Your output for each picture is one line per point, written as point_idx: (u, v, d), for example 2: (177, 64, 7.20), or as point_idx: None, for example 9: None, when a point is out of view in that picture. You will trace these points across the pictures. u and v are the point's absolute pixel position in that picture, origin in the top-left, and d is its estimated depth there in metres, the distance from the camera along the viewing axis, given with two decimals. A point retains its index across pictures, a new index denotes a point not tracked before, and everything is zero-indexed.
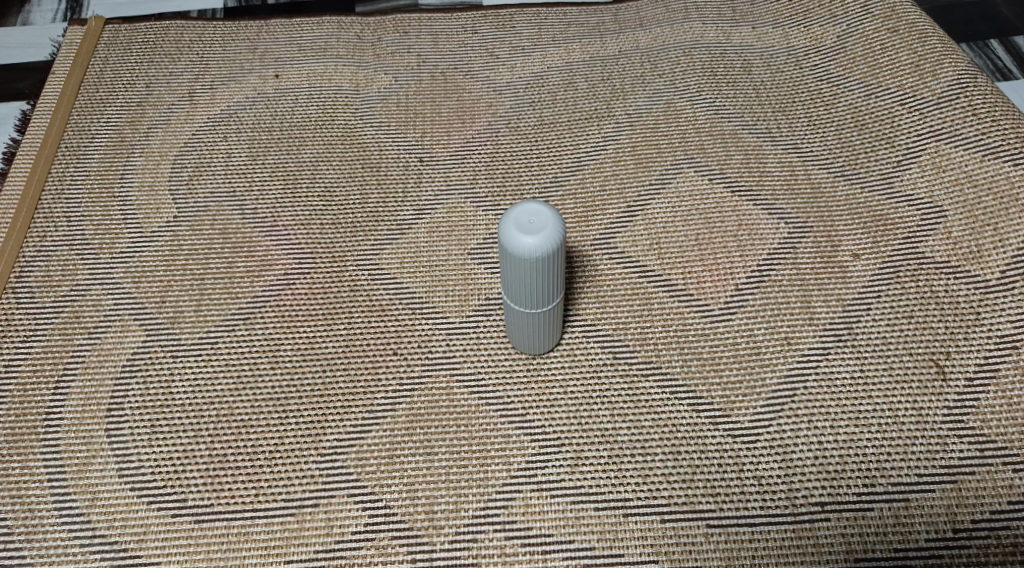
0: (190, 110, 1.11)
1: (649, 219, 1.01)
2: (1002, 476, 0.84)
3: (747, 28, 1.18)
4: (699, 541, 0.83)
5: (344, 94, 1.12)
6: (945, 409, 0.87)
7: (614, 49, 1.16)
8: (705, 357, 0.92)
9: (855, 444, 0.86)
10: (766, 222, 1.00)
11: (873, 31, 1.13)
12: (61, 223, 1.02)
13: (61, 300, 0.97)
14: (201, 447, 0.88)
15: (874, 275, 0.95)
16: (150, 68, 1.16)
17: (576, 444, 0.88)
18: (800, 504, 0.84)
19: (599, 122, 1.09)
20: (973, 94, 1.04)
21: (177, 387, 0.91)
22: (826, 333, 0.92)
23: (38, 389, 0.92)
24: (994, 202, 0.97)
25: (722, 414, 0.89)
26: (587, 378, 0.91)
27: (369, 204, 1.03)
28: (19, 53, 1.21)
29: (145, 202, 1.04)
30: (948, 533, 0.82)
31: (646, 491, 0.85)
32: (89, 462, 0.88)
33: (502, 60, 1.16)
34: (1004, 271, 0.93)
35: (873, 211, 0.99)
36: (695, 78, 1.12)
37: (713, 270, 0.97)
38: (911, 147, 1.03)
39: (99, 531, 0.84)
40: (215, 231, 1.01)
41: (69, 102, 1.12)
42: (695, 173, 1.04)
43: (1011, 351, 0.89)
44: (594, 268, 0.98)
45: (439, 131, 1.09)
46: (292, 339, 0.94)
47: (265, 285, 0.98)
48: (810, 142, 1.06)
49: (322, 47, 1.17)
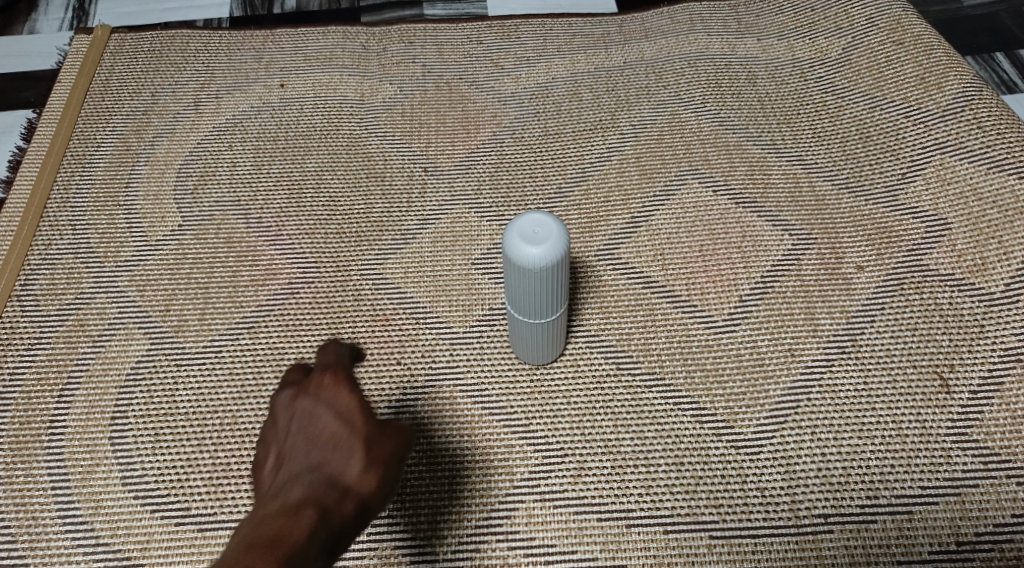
0: (196, 119, 1.11)
1: (653, 230, 1.01)
2: (1005, 489, 0.84)
3: (751, 39, 1.18)
4: (702, 552, 0.83)
5: (349, 104, 1.13)
6: (948, 421, 0.87)
7: (619, 59, 1.16)
8: (709, 368, 0.92)
9: (857, 457, 0.86)
10: (769, 234, 1.00)
11: (878, 43, 1.13)
12: (66, 232, 1.03)
13: (66, 308, 0.97)
14: (204, 456, 0.89)
15: (877, 287, 0.95)
16: (155, 78, 1.16)
17: (579, 455, 0.88)
18: (803, 516, 0.84)
19: (603, 133, 1.09)
20: (978, 107, 1.04)
21: (181, 395, 0.92)
22: (829, 344, 0.92)
23: (42, 396, 0.92)
24: (999, 214, 0.97)
25: (726, 425, 0.89)
26: (589, 389, 0.91)
27: (373, 214, 1.03)
28: (26, 61, 1.22)
29: (150, 211, 1.04)
30: (953, 546, 0.82)
31: (649, 502, 0.86)
32: (93, 470, 0.88)
33: (507, 70, 1.16)
34: (1008, 284, 0.93)
35: (876, 222, 0.99)
36: (700, 89, 1.12)
37: (717, 281, 0.97)
38: (916, 158, 1.03)
39: (102, 539, 0.85)
40: (219, 240, 1.02)
41: (76, 111, 1.12)
42: (699, 184, 1.04)
43: (1015, 364, 0.89)
44: (597, 278, 0.98)
45: (443, 141, 1.09)
46: (296, 348, 0.94)
47: (269, 293, 0.98)
48: (815, 153, 1.06)
49: (327, 57, 1.17)
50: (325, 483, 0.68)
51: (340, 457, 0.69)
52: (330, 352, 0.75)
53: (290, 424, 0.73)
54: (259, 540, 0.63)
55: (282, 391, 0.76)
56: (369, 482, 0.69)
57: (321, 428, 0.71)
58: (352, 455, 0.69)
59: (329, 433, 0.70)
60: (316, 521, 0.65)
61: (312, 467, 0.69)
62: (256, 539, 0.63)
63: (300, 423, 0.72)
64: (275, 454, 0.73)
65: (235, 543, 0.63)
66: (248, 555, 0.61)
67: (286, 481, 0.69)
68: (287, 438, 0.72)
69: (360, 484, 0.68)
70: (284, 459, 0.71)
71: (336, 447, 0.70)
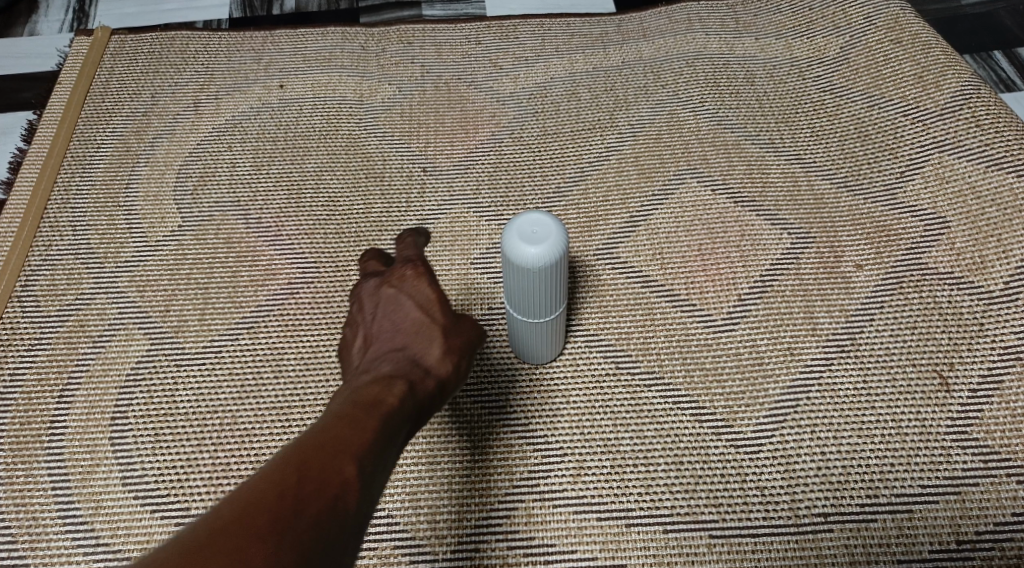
0: (195, 119, 1.12)
1: (652, 229, 1.01)
2: (1005, 487, 0.84)
3: (750, 38, 1.18)
4: (701, 551, 0.83)
5: (348, 105, 1.13)
6: (948, 419, 0.87)
7: (617, 59, 1.16)
8: (708, 367, 0.92)
9: (856, 455, 0.87)
10: (768, 233, 1.00)
11: (876, 42, 1.13)
12: (66, 234, 1.03)
13: (66, 309, 0.97)
14: (204, 456, 0.89)
15: (876, 286, 0.95)
16: (155, 79, 1.16)
17: (578, 454, 0.88)
18: (803, 515, 0.84)
19: (602, 133, 1.09)
20: (976, 105, 1.04)
21: (181, 395, 0.92)
22: (828, 343, 0.92)
23: (43, 397, 0.92)
24: (998, 213, 0.97)
25: (725, 424, 0.89)
26: (588, 388, 0.92)
27: (372, 214, 1.04)
28: (26, 62, 1.22)
29: (150, 212, 1.04)
30: (953, 545, 0.82)
31: (649, 501, 0.86)
32: (93, 470, 0.88)
33: (506, 70, 1.16)
34: (1007, 283, 0.93)
35: (875, 221, 1.00)
36: (698, 89, 1.12)
37: (716, 280, 0.97)
38: (915, 157, 1.03)
39: (103, 539, 0.85)
40: (219, 240, 1.02)
41: (75, 113, 1.13)
42: (697, 183, 1.04)
43: (1015, 362, 0.89)
44: (597, 278, 0.98)
45: (442, 141, 1.09)
46: (296, 348, 0.94)
47: (269, 293, 0.98)
48: (813, 152, 1.06)
49: (326, 57, 1.17)
50: (410, 360, 0.81)
51: (421, 342, 0.82)
52: (408, 243, 0.89)
53: (376, 312, 0.86)
54: (362, 403, 0.74)
55: (366, 282, 0.89)
56: (445, 366, 0.82)
57: (404, 317, 0.84)
58: (432, 341, 0.83)
59: (410, 321, 0.84)
60: (406, 390, 0.77)
61: (398, 347, 0.82)
62: (359, 401, 0.74)
63: (386, 311, 0.85)
64: (361, 337, 0.86)
65: (341, 406, 0.74)
66: (352, 417, 0.72)
67: (377, 358, 0.82)
68: (374, 325, 0.86)
69: (439, 364, 0.81)
70: (371, 342, 0.84)
71: (417, 334, 0.83)
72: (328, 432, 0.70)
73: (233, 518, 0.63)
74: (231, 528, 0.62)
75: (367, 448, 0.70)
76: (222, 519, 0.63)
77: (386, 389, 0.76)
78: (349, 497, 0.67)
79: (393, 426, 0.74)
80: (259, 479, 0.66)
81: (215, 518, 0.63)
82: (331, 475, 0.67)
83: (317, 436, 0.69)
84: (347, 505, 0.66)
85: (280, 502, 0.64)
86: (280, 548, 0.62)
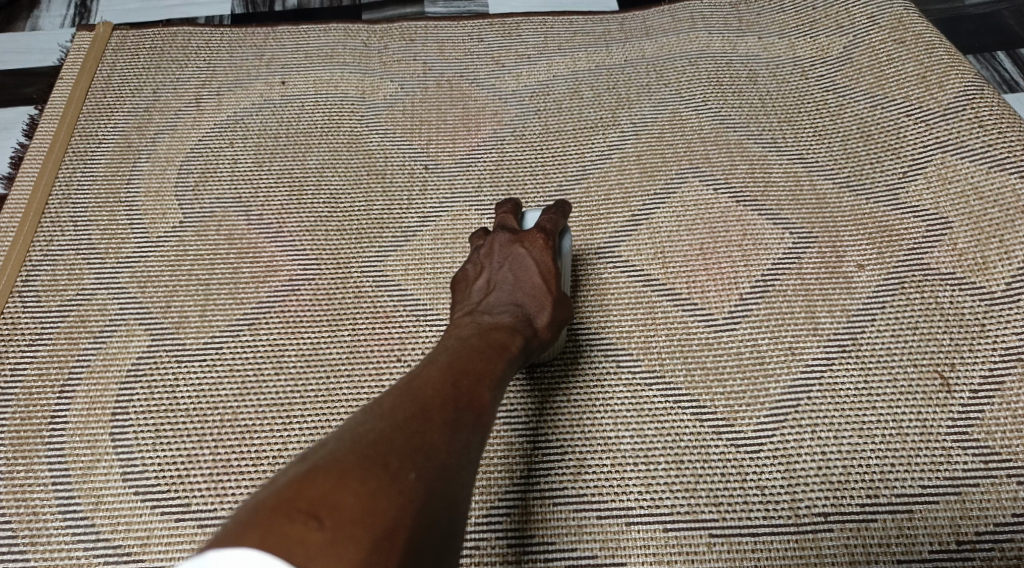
0: (197, 116, 1.11)
1: (653, 228, 1.01)
2: (1005, 488, 0.84)
3: (753, 37, 1.17)
4: (700, 550, 0.84)
5: (350, 102, 1.13)
6: (949, 419, 0.88)
7: (620, 57, 1.16)
8: (709, 366, 0.92)
9: (857, 455, 0.87)
10: (770, 233, 1.00)
11: (880, 42, 1.13)
12: (67, 229, 1.03)
13: (66, 304, 0.97)
14: (204, 452, 0.89)
15: (878, 286, 0.95)
16: (156, 75, 1.16)
17: (579, 452, 0.88)
18: (803, 515, 0.84)
19: (604, 131, 1.09)
20: (979, 106, 1.04)
21: (182, 391, 0.92)
22: (828, 343, 0.92)
23: (43, 392, 0.92)
24: (1000, 214, 0.97)
25: (725, 423, 0.89)
26: (589, 387, 0.91)
27: (373, 211, 1.03)
28: (27, 57, 1.22)
29: (151, 208, 1.04)
30: (952, 546, 0.83)
31: (648, 500, 0.86)
32: (94, 466, 0.88)
33: (508, 68, 1.16)
34: (1009, 283, 0.93)
35: (877, 221, 0.99)
36: (701, 88, 1.12)
37: (718, 279, 0.97)
38: (916, 158, 1.03)
39: (103, 535, 0.85)
40: (220, 237, 1.02)
41: (76, 108, 1.12)
42: (699, 182, 1.04)
43: (1016, 363, 0.89)
44: (597, 276, 0.98)
45: (443, 138, 1.09)
46: (297, 345, 0.94)
47: (270, 290, 0.98)
48: (816, 152, 1.06)
49: (328, 54, 1.17)
50: (524, 322, 0.84)
51: (539, 303, 0.86)
52: (554, 215, 0.92)
53: (501, 259, 0.89)
54: (492, 340, 0.80)
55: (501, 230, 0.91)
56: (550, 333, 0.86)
57: (527, 274, 0.88)
58: (544, 307, 0.86)
59: (533, 280, 0.87)
60: (525, 343, 0.83)
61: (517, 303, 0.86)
62: (491, 341, 0.80)
63: (511, 264, 0.88)
64: (482, 279, 0.89)
65: (472, 341, 0.80)
66: (485, 350, 0.79)
67: (495, 306, 0.86)
68: (496, 272, 0.89)
69: (547, 332, 0.85)
70: (491, 287, 0.88)
71: (536, 295, 0.87)
72: (467, 359, 0.77)
73: (415, 408, 0.70)
74: (411, 419, 0.69)
75: (498, 375, 0.78)
76: (401, 407, 0.70)
77: (511, 335, 0.82)
78: (490, 414, 0.74)
79: (515, 365, 0.81)
80: (422, 385, 0.72)
81: (389, 413, 0.69)
82: (476, 392, 0.74)
83: (457, 361, 0.76)
84: (488, 420, 0.74)
85: (446, 405, 0.71)
86: (448, 443, 0.69)
